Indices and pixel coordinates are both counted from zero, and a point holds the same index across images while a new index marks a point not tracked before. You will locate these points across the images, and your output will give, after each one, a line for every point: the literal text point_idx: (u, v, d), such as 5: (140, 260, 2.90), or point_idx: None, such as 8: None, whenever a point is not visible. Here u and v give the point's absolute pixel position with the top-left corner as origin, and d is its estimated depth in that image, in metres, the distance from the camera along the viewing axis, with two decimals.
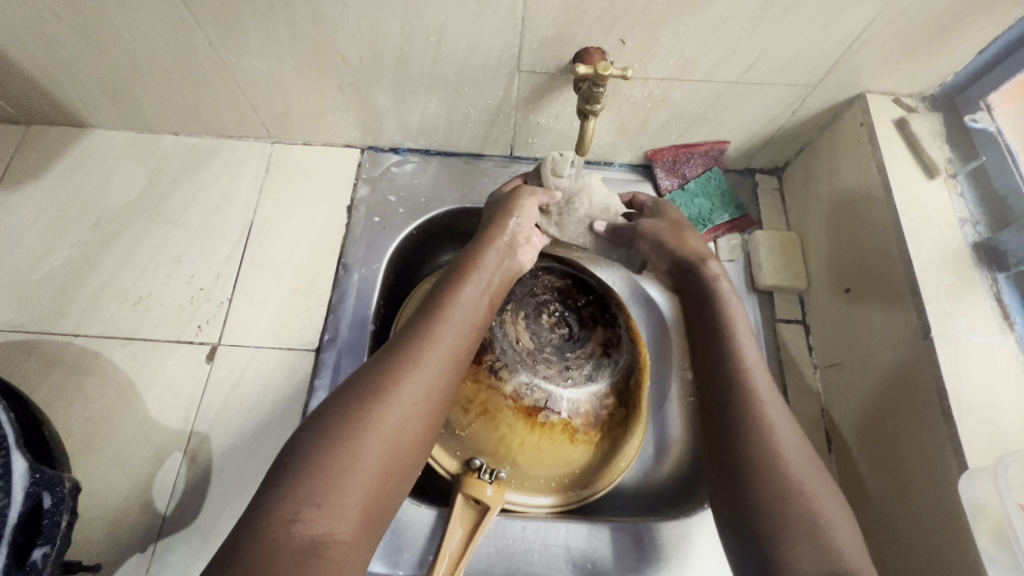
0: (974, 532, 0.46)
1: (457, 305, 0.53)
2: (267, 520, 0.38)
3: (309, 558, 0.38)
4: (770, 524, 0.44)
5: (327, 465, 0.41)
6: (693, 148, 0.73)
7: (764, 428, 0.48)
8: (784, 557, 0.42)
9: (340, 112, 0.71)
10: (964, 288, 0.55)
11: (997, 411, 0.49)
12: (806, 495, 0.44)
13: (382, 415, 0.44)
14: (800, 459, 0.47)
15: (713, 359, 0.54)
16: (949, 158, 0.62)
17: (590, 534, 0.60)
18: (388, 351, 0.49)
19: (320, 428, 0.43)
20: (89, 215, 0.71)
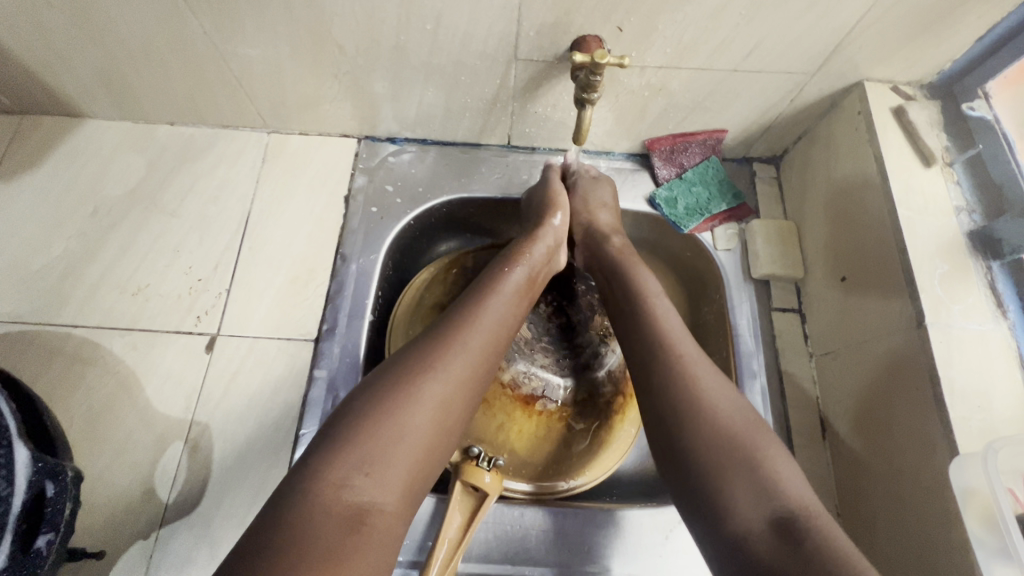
0: (964, 517, 0.47)
1: (507, 288, 0.55)
2: (316, 485, 0.39)
3: (353, 524, 0.39)
4: (705, 476, 0.43)
5: (378, 437, 0.42)
6: (691, 136, 0.73)
7: (684, 375, 0.48)
8: (729, 508, 0.42)
9: (336, 101, 0.71)
10: (958, 276, 0.55)
11: (988, 396, 0.50)
12: (734, 440, 0.44)
13: (433, 385, 0.45)
14: (731, 409, 0.46)
15: (629, 324, 0.54)
16: (947, 147, 0.62)
17: (544, 523, 0.59)
18: (439, 324, 0.50)
19: (368, 399, 0.44)
20: (86, 206, 0.71)
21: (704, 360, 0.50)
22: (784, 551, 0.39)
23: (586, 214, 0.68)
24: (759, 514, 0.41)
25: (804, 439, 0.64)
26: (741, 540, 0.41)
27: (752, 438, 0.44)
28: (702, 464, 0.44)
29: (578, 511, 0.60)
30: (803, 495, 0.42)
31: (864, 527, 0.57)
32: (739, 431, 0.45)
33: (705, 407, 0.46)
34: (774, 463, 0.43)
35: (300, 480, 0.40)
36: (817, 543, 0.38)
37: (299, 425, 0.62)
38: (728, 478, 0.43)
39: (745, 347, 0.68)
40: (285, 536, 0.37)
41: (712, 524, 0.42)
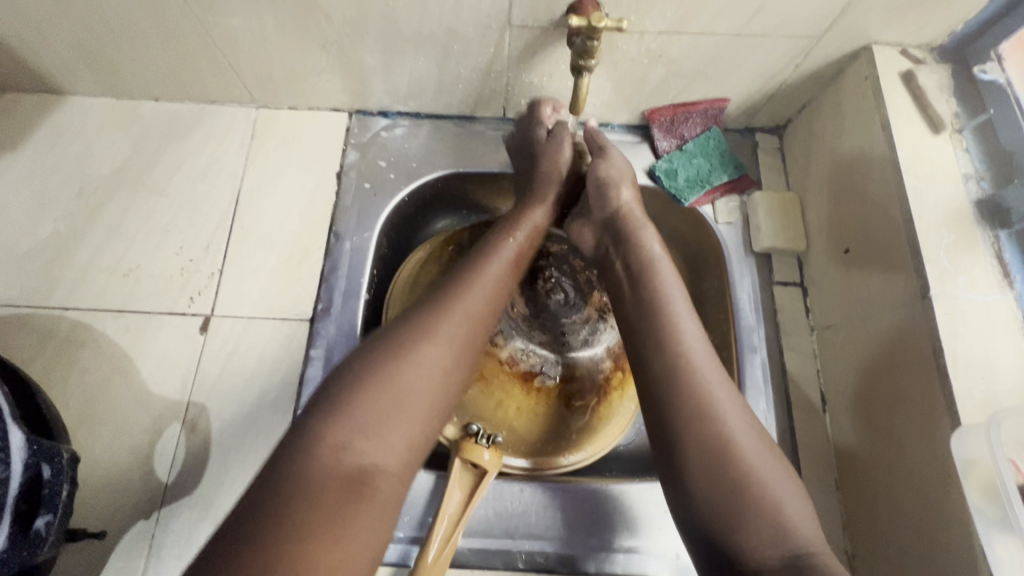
0: (963, 487, 0.46)
1: (508, 249, 0.54)
2: (315, 446, 0.39)
3: (354, 485, 0.39)
4: (720, 509, 0.42)
5: (380, 398, 0.41)
6: (691, 106, 0.71)
7: (707, 411, 0.45)
8: (744, 543, 0.40)
9: (324, 74, 0.69)
10: (965, 246, 0.53)
11: (992, 367, 0.49)
12: (750, 473, 0.43)
13: (435, 348, 0.45)
14: (751, 442, 0.44)
15: (642, 318, 0.51)
16: (956, 112, 0.60)
17: (544, 502, 0.59)
18: (440, 286, 0.50)
19: (370, 362, 0.43)
20: (73, 185, 0.70)
21: (728, 390, 0.47)
22: None
23: (601, 193, 0.61)
24: (772, 551, 0.40)
25: (802, 413, 0.64)
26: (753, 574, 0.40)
27: (768, 473, 0.43)
28: (718, 497, 0.42)
29: (578, 488, 0.60)
30: (809, 531, 0.41)
31: (863, 499, 0.58)
32: (754, 463, 0.43)
33: (722, 432, 0.44)
34: (785, 497, 0.42)
35: (301, 446, 0.39)
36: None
37: (295, 406, 0.62)
38: (744, 514, 0.41)
39: (746, 322, 0.67)
40: (286, 504, 0.36)
41: (721, 557, 0.41)
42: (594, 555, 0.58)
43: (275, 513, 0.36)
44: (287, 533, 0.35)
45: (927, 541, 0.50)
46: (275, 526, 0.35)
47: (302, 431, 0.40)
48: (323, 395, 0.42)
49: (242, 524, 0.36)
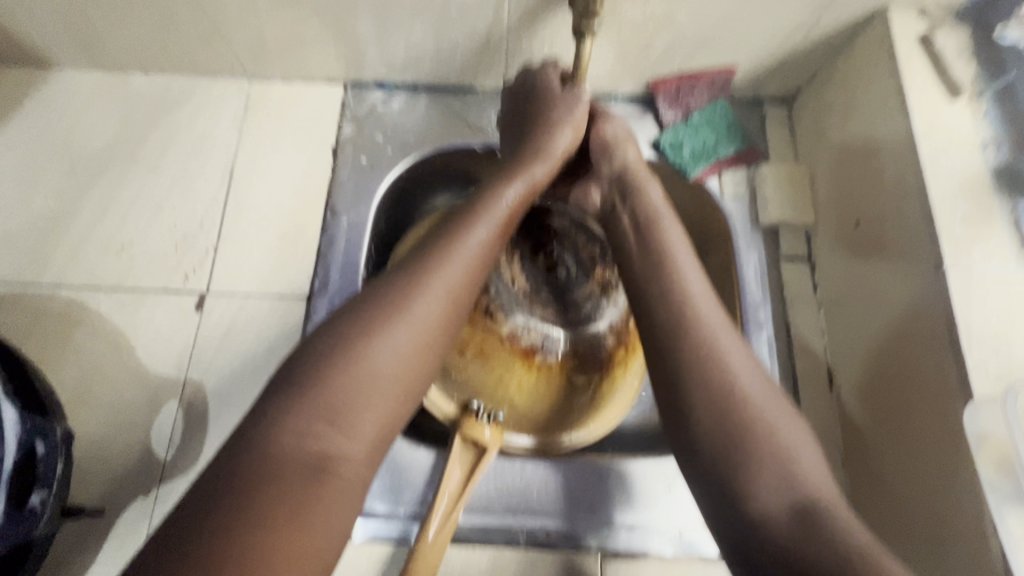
0: (975, 459, 0.45)
1: (492, 216, 0.49)
2: (274, 431, 0.37)
3: (317, 473, 0.36)
4: (724, 456, 0.41)
5: (345, 385, 0.39)
6: (697, 76, 0.69)
7: (711, 357, 0.44)
8: (750, 490, 0.39)
9: (318, 42, 0.66)
10: (981, 215, 0.52)
11: (1009, 339, 0.48)
12: (760, 420, 0.41)
13: (404, 330, 0.42)
14: (758, 388, 0.43)
15: (650, 283, 0.49)
16: (975, 76, 0.57)
17: (546, 478, 0.59)
18: (414, 257, 0.46)
19: (333, 346, 0.40)
20: (63, 160, 0.68)
21: (734, 337, 0.46)
22: (804, 538, 0.36)
23: (611, 153, 0.59)
24: (778, 499, 0.39)
25: (809, 390, 0.63)
26: (759, 523, 0.38)
27: (776, 420, 0.42)
28: (723, 443, 0.41)
29: (581, 463, 0.60)
30: (822, 480, 0.40)
31: (870, 475, 0.57)
32: (765, 410, 0.42)
33: (732, 383, 0.43)
34: (797, 444, 0.41)
35: (260, 432, 0.37)
36: (838, 533, 0.36)
37: None
38: (753, 460, 0.40)
39: (752, 298, 0.66)
40: (245, 491, 0.34)
41: (725, 506, 0.40)
42: (595, 531, 0.57)
43: (233, 501, 0.33)
44: (247, 521, 0.33)
45: (936, 517, 0.49)
46: (233, 513, 0.33)
47: (262, 418, 0.37)
48: (285, 378, 0.39)
49: (205, 503, 0.33)
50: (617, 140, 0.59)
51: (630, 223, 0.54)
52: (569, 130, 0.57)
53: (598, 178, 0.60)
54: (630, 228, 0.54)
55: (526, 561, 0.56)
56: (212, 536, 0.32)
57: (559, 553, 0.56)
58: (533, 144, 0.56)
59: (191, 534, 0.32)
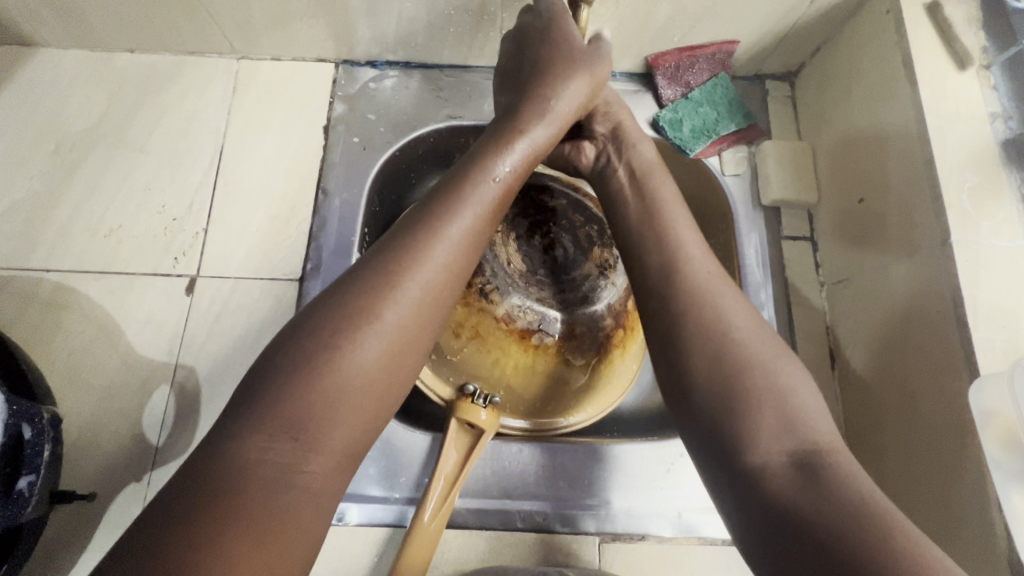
0: (980, 437, 0.44)
1: (472, 208, 0.45)
2: (234, 447, 0.34)
3: (282, 487, 0.34)
4: (722, 404, 0.40)
5: (310, 396, 0.36)
6: (697, 50, 0.67)
7: (704, 304, 0.43)
8: (748, 438, 0.38)
9: (308, 18, 0.65)
10: (989, 188, 0.50)
11: (1015, 315, 0.47)
12: (761, 369, 0.40)
13: (373, 336, 0.39)
14: (755, 335, 0.42)
15: (648, 254, 0.48)
16: (985, 46, 0.56)
17: (540, 457, 0.59)
18: (383, 253, 0.42)
19: (296, 354, 0.37)
20: (48, 142, 0.66)
21: (728, 286, 0.45)
22: (804, 485, 0.35)
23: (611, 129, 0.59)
24: (777, 447, 0.37)
25: (811, 370, 0.62)
26: (757, 471, 0.37)
27: (774, 367, 0.41)
28: (719, 391, 0.40)
29: (576, 447, 0.59)
30: (824, 429, 0.38)
31: (871, 455, 0.56)
32: (766, 361, 0.41)
33: (732, 334, 0.42)
34: (799, 393, 0.40)
35: (221, 446, 0.34)
36: (838, 480, 0.35)
37: None
38: (753, 406, 0.39)
39: (753, 278, 0.65)
40: (205, 511, 0.32)
41: (722, 456, 0.39)
42: (592, 513, 0.56)
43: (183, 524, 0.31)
44: (207, 543, 0.31)
45: (942, 497, 0.48)
46: (191, 537, 0.31)
47: (223, 432, 0.35)
48: (246, 388, 0.36)
49: (162, 521, 0.31)
50: (613, 116, 0.59)
51: (625, 174, 0.55)
52: (555, 116, 0.54)
53: (593, 136, 0.60)
54: (625, 179, 0.54)
55: (524, 542, 0.55)
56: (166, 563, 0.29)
57: (556, 535, 0.56)
58: (517, 129, 0.52)
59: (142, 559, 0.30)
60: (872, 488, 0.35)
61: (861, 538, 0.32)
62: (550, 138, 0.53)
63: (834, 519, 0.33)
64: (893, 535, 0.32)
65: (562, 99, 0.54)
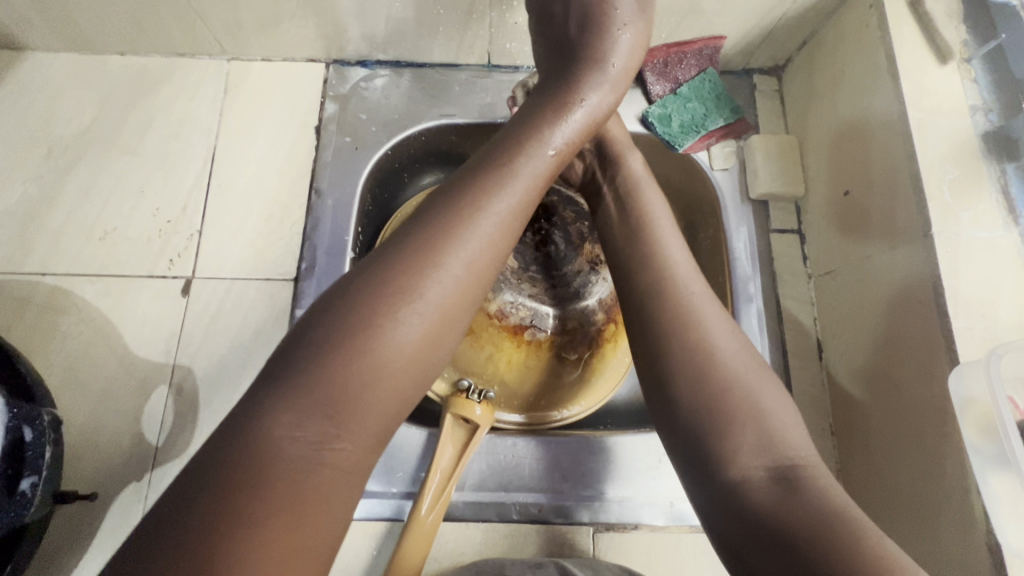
0: (961, 423, 0.46)
1: (517, 180, 0.44)
2: (267, 422, 0.35)
3: (309, 469, 0.35)
4: (704, 420, 0.41)
5: (351, 373, 0.36)
6: (685, 46, 0.68)
7: (684, 321, 0.44)
8: (731, 454, 0.39)
9: (297, 19, 0.65)
10: (969, 181, 0.51)
11: (994, 303, 0.48)
12: (744, 387, 0.41)
13: (418, 313, 0.38)
14: (736, 351, 0.43)
15: (636, 250, 0.49)
16: (966, 39, 0.56)
17: (532, 454, 0.59)
18: (424, 226, 0.41)
19: (335, 328, 0.37)
20: (40, 147, 0.67)
21: (711, 300, 0.46)
22: (784, 500, 0.37)
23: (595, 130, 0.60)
24: (758, 464, 0.39)
25: (798, 360, 0.63)
26: (738, 487, 0.38)
27: (754, 383, 0.42)
28: (703, 407, 0.41)
29: (572, 439, 0.60)
30: (800, 444, 0.40)
31: (857, 442, 0.57)
32: (746, 379, 0.42)
33: (714, 353, 0.43)
34: (777, 412, 0.41)
35: (251, 419, 0.35)
36: (814, 497, 0.37)
37: None
38: (733, 425, 0.40)
39: (742, 271, 0.66)
40: (235, 491, 0.33)
41: (704, 471, 0.40)
42: (586, 505, 0.58)
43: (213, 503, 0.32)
44: (237, 528, 0.32)
45: (925, 484, 0.49)
46: (222, 519, 0.32)
47: (253, 405, 0.35)
48: (278, 363, 0.37)
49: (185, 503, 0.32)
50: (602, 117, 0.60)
51: (612, 195, 0.56)
52: (603, 92, 0.52)
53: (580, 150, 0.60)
54: (611, 200, 0.55)
55: (520, 534, 0.57)
56: (200, 540, 0.31)
57: (552, 526, 0.57)
58: (561, 103, 0.51)
59: (181, 535, 0.31)
60: (844, 501, 0.37)
61: (835, 555, 0.33)
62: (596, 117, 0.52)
63: (810, 538, 0.34)
64: (865, 550, 0.33)
65: (608, 73, 0.53)
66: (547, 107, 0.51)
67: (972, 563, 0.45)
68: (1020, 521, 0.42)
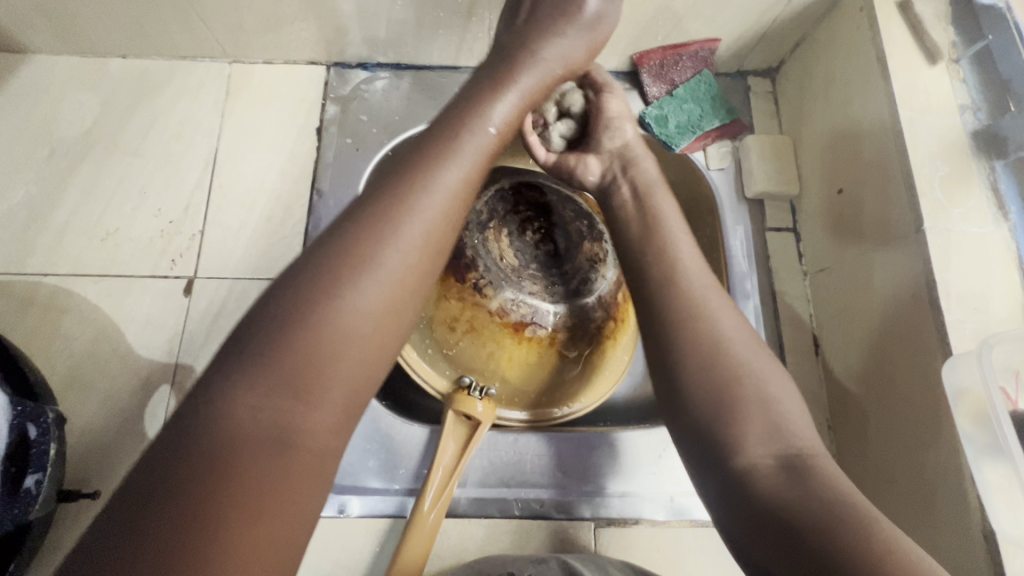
0: (954, 415, 0.46)
1: (469, 154, 0.46)
2: (226, 407, 0.34)
3: (279, 452, 0.34)
4: (712, 410, 0.41)
5: (314, 346, 0.36)
6: (681, 48, 0.69)
7: (695, 317, 0.45)
8: (738, 443, 0.40)
9: (299, 21, 0.66)
10: (959, 178, 0.52)
11: (985, 297, 0.49)
12: (753, 380, 0.42)
13: (377, 281, 0.39)
14: (746, 346, 0.44)
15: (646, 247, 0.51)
16: (955, 41, 0.58)
17: (543, 449, 0.60)
18: (374, 203, 0.41)
19: (287, 307, 0.37)
20: (42, 148, 0.67)
21: (721, 298, 0.47)
22: (789, 487, 0.37)
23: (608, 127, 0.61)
24: (766, 453, 0.39)
25: (795, 356, 0.64)
26: (745, 474, 0.39)
27: (763, 377, 0.42)
28: (711, 397, 0.42)
29: (575, 434, 0.61)
30: (806, 435, 0.40)
31: (854, 436, 0.58)
32: (754, 370, 0.43)
33: (724, 347, 0.44)
34: (785, 405, 0.41)
35: (211, 408, 0.34)
36: (817, 484, 0.37)
37: None
38: (739, 413, 0.41)
39: (738, 269, 0.67)
40: (202, 485, 0.32)
41: (711, 460, 0.40)
42: (586, 500, 0.58)
43: (181, 497, 0.31)
44: (210, 520, 0.31)
45: (921, 475, 0.50)
46: (193, 512, 0.31)
47: (208, 400, 0.35)
48: (232, 350, 0.36)
49: (150, 496, 0.31)
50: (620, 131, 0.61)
51: (630, 191, 0.56)
52: (542, 66, 0.54)
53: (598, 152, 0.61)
54: (630, 197, 0.56)
55: (523, 529, 0.57)
56: (169, 535, 0.30)
57: (553, 521, 0.58)
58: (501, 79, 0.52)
59: (151, 524, 0.30)
60: (848, 490, 0.37)
61: (841, 537, 0.33)
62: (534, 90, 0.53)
63: (815, 519, 0.35)
64: (867, 534, 0.34)
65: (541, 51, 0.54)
66: (488, 83, 0.51)
67: (968, 550, 0.45)
68: (1015, 509, 0.42)
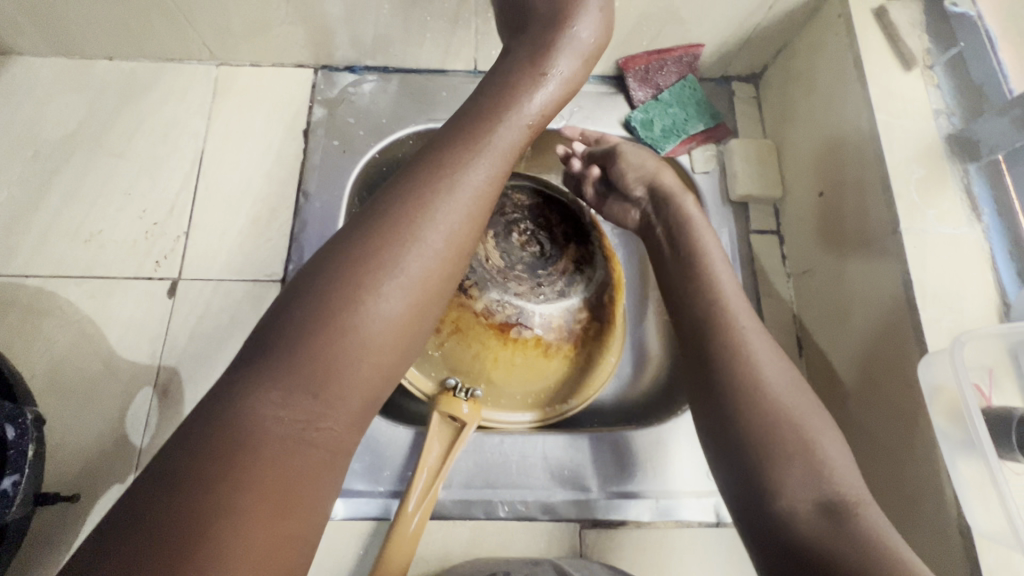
0: (930, 412, 0.47)
1: (496, 152, 0.45)
2: (247, 403, 0.34)
3: (295, 449, 0.35)
4: (753, 449, 0.41)
5: (338, 347, 0.37)
6: (665, 53, 0.70)
7: (736, 351, 0.45)
8: (780, 484, 0.40)
9: (286, 25, 0.66)
10: (934, 181, 0.54)
11: (959, 297, 0.50)
12: (796, 422, 0.42)
13: (400, 283, 0.39)
14: (790, 387, 0.44)
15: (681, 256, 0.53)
16: (928, 47, 0.59)
17: (568, 445, 0.60)
18: (399, 199, 0.41)
19: (312, 306, 0.37)
20: (26, 149, 0.67)
21: (763, 334, 0.47)
22: (831, 532, 0.36)
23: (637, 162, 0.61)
24: (808, 496, 0.39)
25: None
26: (785, 517, 0.38)
27: (808, 420, 0.42)
28: (752, 436, 0.42)
29: (596, 434, 0.61)
30: (850, 483, 0.40)
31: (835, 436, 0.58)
32: (796, 411, 0.43)
33: (767, 386, 0.44)
34: (831, 452, 0.41)
35: (232, 406, 0.34)
36: (860, 532, 0.36)
37: None
38: (782, 455, 0.40)
39: None
40: (210, 479, 0.32)
41: (752, 501, 0.40)
42: (578, 501, 0.58)
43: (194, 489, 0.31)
44: (221, 515, 0.31)
45: (901, 472, 0.51)
46: (201, 506, 0.31)
47: (231, 396, 0.35)
48: (258, 344, 0.37)
49: (164, 485, 0.31)
50: (646, 170, 0.61)
51: (664, 231, 0.57)
52: (572, 55, 0.52)
53: (633, 200, 0.61)
54: (664, 236, 0.56)
55: (509, 531, 0.57)
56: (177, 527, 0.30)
57: (539, 523, 0.58)
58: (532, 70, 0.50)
59: (161, 512, 0.30)
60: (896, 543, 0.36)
61: None
62: (565, 83, 0.52)
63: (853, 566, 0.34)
64: None
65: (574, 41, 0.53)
66: (518, 74, 0.50)
67: (945, 546, 0.46)
68: (983, 503, 0.43)
